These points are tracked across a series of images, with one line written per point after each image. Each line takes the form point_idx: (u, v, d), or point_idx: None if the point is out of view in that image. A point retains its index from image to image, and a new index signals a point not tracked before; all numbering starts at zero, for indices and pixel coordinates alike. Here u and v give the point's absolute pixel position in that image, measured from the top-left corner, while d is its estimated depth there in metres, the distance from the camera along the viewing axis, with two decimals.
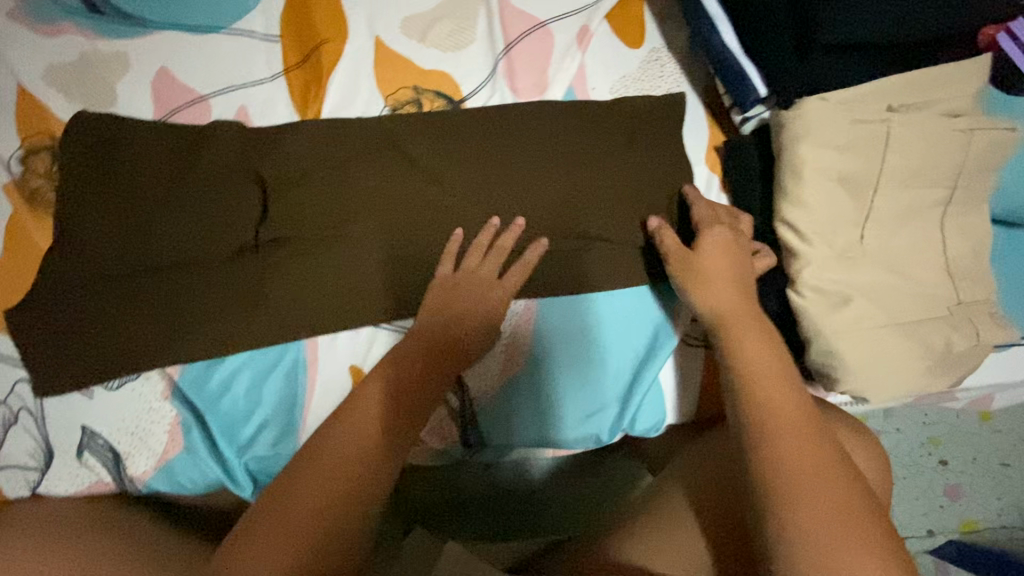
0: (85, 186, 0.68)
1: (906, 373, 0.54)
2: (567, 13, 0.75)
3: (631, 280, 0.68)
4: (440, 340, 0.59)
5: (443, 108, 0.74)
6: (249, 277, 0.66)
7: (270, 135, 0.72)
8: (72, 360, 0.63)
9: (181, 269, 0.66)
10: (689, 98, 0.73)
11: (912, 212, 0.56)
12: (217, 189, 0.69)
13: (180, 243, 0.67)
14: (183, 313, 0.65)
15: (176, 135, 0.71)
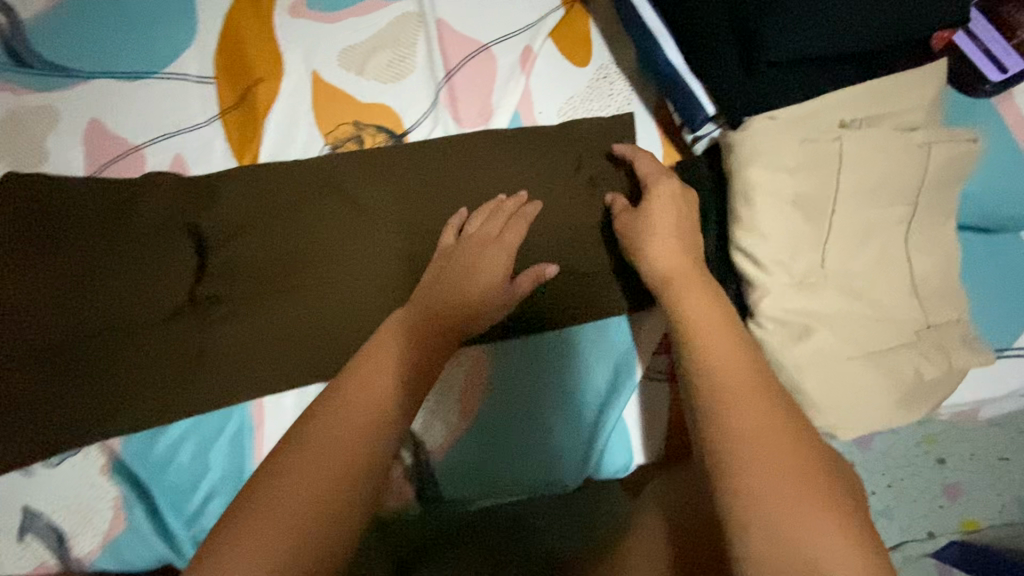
0: (12, 252, 0.65)
1: (876, 408, 0.50)
2: (509, 35, 0.73)
3: (590, 314, 0.65)
4: (443, 298, 0.54)
5: (386, 143, 0.71)
6: (189, 339, 0.63)
7: (203, 183, 0.68)
8: (5, 438, 0.60)
9: (116, 334, 0.63)
10: (641, 115, 0.70)
11: (874, 233, 0.53)
12: (151, 246, 0.65)
13: (113, 307, 0.63)
14: (122, 381, 0.62)
15: (107, 191, 0.68)
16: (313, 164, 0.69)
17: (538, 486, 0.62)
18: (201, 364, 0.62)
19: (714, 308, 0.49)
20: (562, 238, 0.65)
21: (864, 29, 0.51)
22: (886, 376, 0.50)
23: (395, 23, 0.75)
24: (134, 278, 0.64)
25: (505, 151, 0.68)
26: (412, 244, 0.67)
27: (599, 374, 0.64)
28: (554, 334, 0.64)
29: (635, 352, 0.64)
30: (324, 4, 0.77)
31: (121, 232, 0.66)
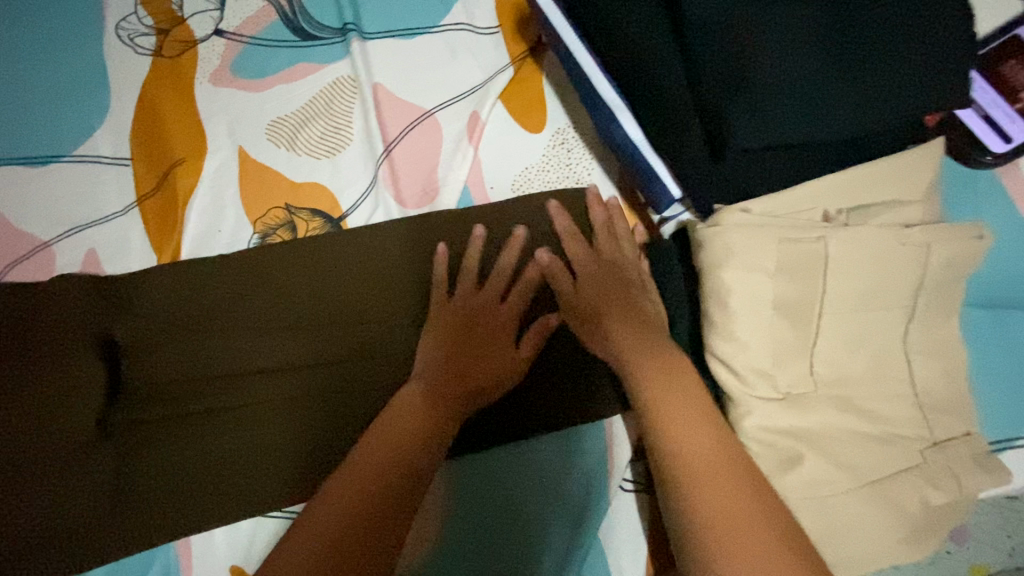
0: None
1: (879, 547, 0.44)
2: (454, 100, 0.65)
3: (558, 416, 0.58)
4: (451, 360, 0.55)
5: (323, 229, 0.64)
6: (104, 473, 0.56)
7: (120, 285, 0.61)
8: None
9: (19, 473, 0.55)
10: (604, 187, 0.63)
11: (868, 337, 0.46)
12: (57, 364, 0.57)
13: (13, 438, 0.55)
14: (28, 529, 0.54)
15: (6, 300, 0.59)
16: (243, 258, 0.61)
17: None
18: (118, 504, 0.55)
19: (694, 438, 0.42)
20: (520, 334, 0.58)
21: (847, 105, 0.45)
22: (890, 507, 0.44)
23: (329, 90, 0.67)
24: (39, 403, 0.56)
25: (456, 234, 0.61)
26: (356, 347, 0.60)
27: (570, 486, 0.57)
28: (521, 443, 0.58)
29: (608, 457, 0.58)
30: (249, 70, 0.69)
31: (22, 348, 0.58)
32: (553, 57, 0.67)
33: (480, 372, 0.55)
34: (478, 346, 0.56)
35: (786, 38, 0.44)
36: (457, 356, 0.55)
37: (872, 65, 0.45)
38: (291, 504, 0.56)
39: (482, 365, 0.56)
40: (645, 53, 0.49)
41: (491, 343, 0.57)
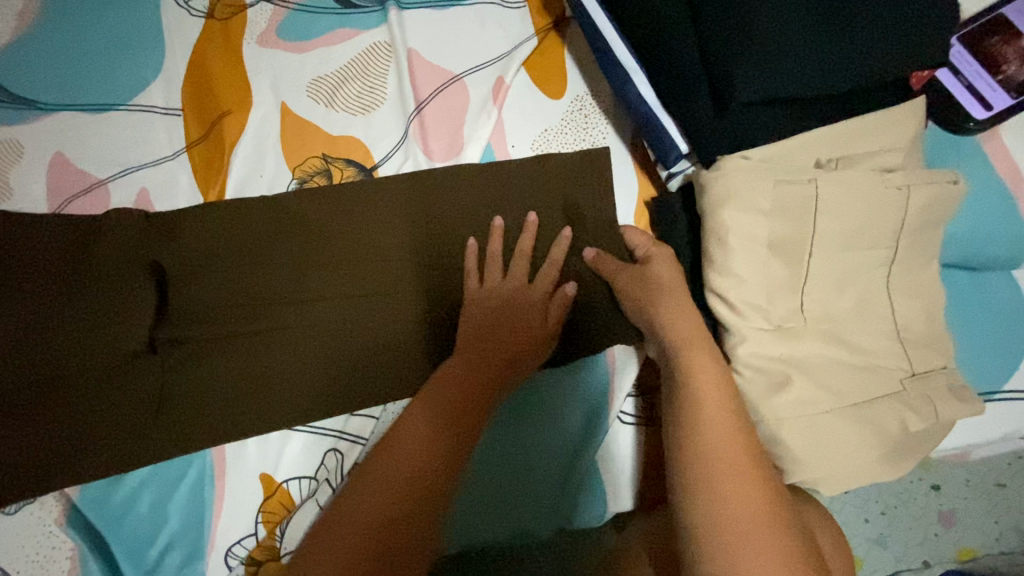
0: None
1: (857, 462, 0.49)
2: (481, 66, 0.71)
3: (567, 356, 0.63)
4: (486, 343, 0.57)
5: (356, 178, 0.69)
6: (148, 384, 0.61)
7: (170, 218, 0.66)
8: None
9: (75, 379, 0.60)
10: (617, 149, 0.67)
11: (850, 277, 0.51)
12: (111, 285, 0.63)
13: (70, 349, 0.61)
14: (79, 430, 0.59)
15: (69, 228, 0.65)
16: (281, 204, 0.66)
17: (509, 537, 0.60)
18: (160, 412, 0.60)
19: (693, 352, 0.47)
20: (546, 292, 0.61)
21: (837, 68, 0.50)
22: (867, 428, 0.49)
23: (366, 54, 0.73)
24: (93, 321, 0.62)
25: (479, 187, 0.66)
26: (382, 284, 0.65)
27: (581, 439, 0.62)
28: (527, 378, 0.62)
29: (608, 392, 0.63)
30: (293, 34, 0.75)
31: (79, 270, 0.64)
32: (574, 31, 0.72)
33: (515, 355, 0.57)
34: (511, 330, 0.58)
35: (785, 6, 0.50)
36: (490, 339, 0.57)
37: (862, 33, 0.50)
38: (318, 420, 0.61)
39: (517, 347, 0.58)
40: (659, 21, 0.55)
41: (517, 328, 0.59)
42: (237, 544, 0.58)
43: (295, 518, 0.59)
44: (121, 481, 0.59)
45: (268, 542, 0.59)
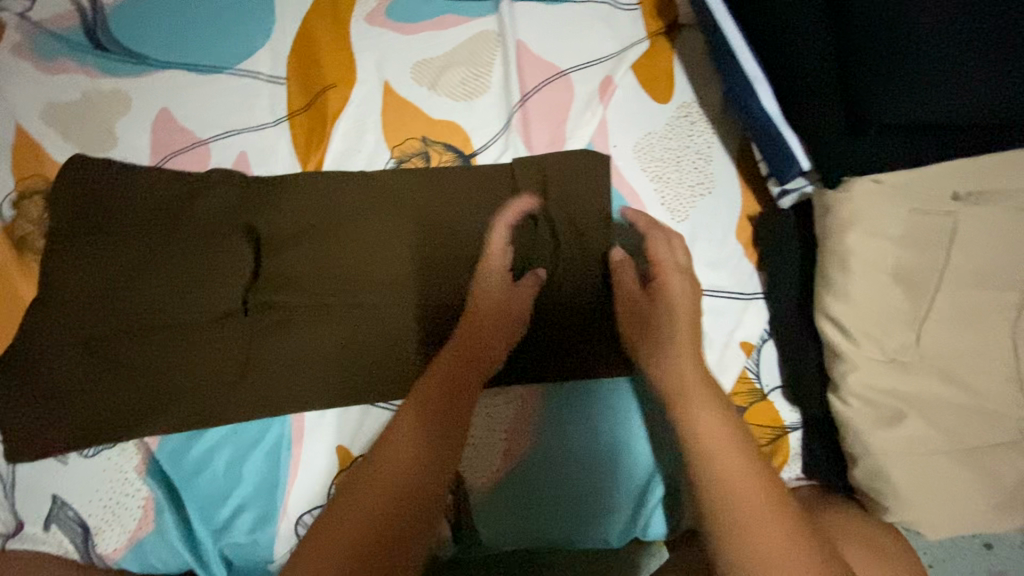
0: (77, 235, 0.63)
1: (965, 508, 0.48)
2: (589, 63, 0.70)
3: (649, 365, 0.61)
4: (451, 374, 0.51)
5: (453, 162, 0.69)
6: (236, 344, 0.61)
7: (269, 182, 0.66)
8: (47, 427, 0.59)
9: (168, 331, 0.61)
10: (722, 159, 0.66)
11: (973, 317, 0.49)
12: (208, 243, 0.63)
13: (164, 301, 0.61)
14: (167, 383, 0.60)
15: (172, 184, 0.66)
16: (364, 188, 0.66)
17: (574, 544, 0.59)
18: (245, 373, 0.60)
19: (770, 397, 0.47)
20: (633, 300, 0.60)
21: (983, 101, 0.48)
22: (980, 475, 0.47)
23: (473, 41, 0.73)
24: (186, 280, 0.62)
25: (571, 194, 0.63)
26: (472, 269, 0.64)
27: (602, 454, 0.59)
28: (614, 381, 0.61)
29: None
30: (403, 15, 0.76)
31: (178, 225, 0.64)
32: (686, 38, 0.71)
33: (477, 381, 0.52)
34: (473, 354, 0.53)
35: (933, 33, 0.48)
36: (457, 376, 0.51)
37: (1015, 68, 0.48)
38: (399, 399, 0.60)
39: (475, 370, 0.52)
40: (793, 38, 0.54)
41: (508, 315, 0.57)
42: (305, 514, 0.58)
43: None
44: (200, 439, 0.60)
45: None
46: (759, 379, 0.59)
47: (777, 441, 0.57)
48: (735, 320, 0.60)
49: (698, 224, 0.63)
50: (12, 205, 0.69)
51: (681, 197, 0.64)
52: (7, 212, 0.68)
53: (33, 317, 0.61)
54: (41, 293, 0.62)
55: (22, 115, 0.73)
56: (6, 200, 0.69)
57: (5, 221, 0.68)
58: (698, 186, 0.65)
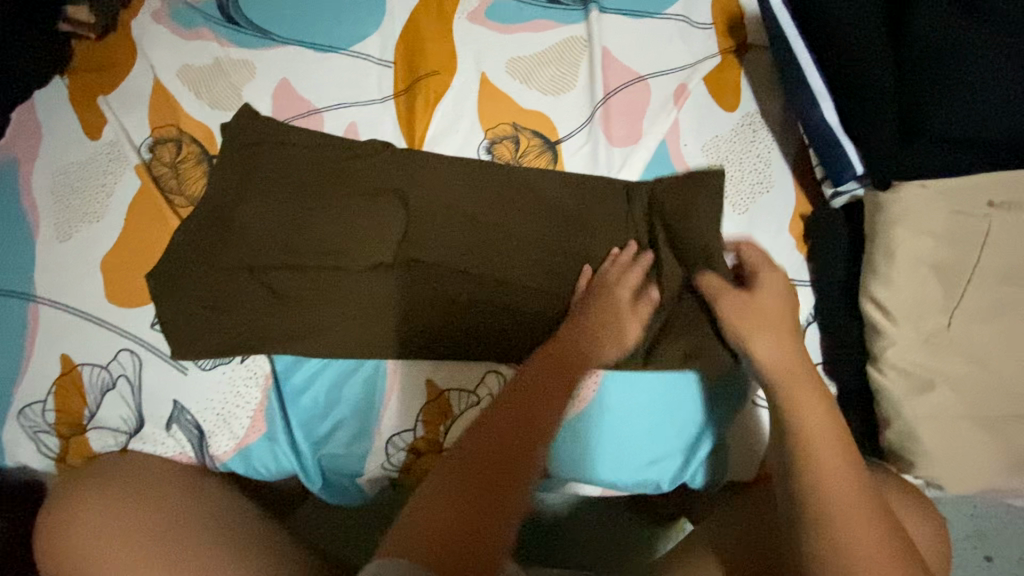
0: (254, 181, 0.73)
1: (976, 468, 0.57)
2: (666, 72, 0.79)
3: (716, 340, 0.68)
4: (500, 433, 0.48)
5: (540, 148, 0.77)
6: (386, 289, 0.69)
7: (418, 154, 0.75)
8: (206, 338, 0.68)
9: (329, 271, 0.70)
10: (779, 165, 0.74)
11: (996, 307, 0.58)
12: (369, 200, 0.72)
13: (329, 246, 0.70)
14: (323, 315, 0.68)
15: (334, 149, 0.75)
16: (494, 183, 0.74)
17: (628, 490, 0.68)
18: (392, 315, 0.69)
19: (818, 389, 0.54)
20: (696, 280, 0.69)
21: None
22: (992, 441, 0.56)
23: (563, 44, 0.82)
24: (346, 230, 0.71)
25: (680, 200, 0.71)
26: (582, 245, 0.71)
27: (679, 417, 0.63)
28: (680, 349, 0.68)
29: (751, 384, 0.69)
30: (500, 16, 0.85)
31: (341, 182, 0.73)
32: (753, 58, 0.80)
33: (534, 442, 0.48)
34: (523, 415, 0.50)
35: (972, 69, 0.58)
36: (504, 440, 0.47)
37: None
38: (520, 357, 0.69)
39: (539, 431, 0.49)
40: (858, 66, 0.64)
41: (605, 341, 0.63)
42: (396, 436, 0.67)
43: (453, 424, 0.68)
44: (333, 374, 0.68)
45: (430, 435, 0.67)
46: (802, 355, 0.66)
47: None
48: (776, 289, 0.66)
49: (755, 218, 0.72)
50: (149, 148, 0.78)
51: (743, 194, 0.73)
52: (145, 154, 0.77)
53: (206, 244, 0.71)
54: (216, 224, 0.71)
55: (160, 72, 0.82)
56: (143, 144, 0.78)
57: (144, 161, 0.77)
58: (757, 186, 0.73)
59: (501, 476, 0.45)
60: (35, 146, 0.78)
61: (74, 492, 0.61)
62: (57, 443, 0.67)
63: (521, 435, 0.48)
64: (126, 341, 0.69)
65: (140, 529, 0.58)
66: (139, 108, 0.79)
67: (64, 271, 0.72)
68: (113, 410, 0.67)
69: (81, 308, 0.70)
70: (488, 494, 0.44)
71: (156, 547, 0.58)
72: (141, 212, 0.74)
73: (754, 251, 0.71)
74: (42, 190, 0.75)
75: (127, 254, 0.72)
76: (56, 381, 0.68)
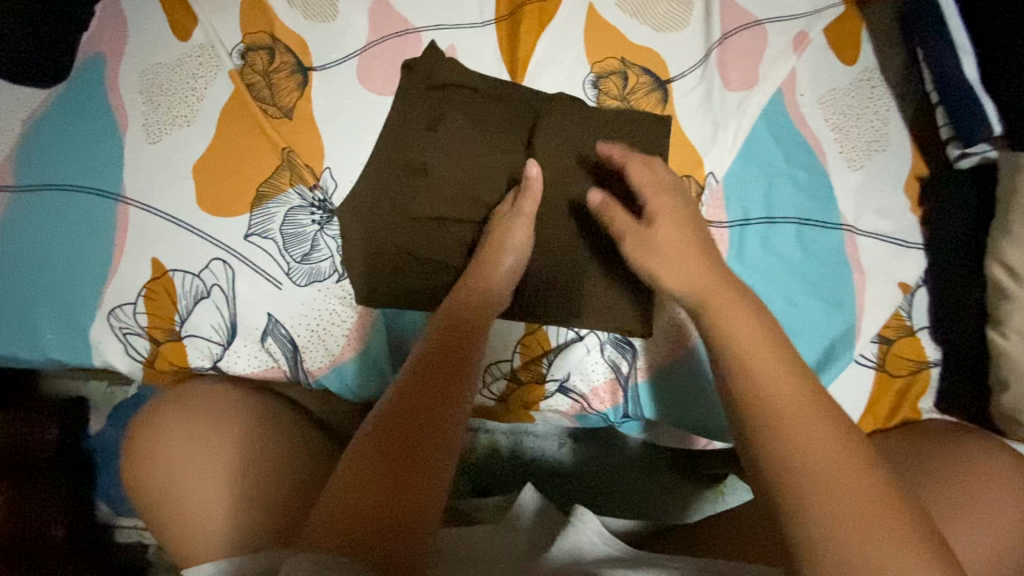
0: (395, 119, 0.71)
1: None
2: (787, 17, 0.75)
3: (821, 293, 0.66)
4: (411, 417, 0.46)
5: (649, 86, 0.74)
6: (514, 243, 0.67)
7: (552, 95, 0.72)
8: (315, 258, 0.67)
9: (466, 216, 0.68)
10: (897, 123, 0.71)
11: None
12: (503, 144, 0.70)
13: (467, 190, 0.68)
14: (460, 262, 0.68)
15: (477, 88, 0.72)
16: (606, 119, 0.71)
17: (709, 429, 0.64)
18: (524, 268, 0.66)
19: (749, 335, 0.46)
20: (797, 236, 0.68)
21: None
22: None
23: None
24: (484, 172, 0.69)
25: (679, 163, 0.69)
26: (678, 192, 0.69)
27: (803, 431, 0.39)
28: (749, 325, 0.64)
29: (860, 340, 0.65)
30: None
31: (478, 121, 0.71)
32: (878, 11, 0.76)
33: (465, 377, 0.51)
34: (436, 397, 0.48)
35: None
36: (440, 375, 0.50)
37: None
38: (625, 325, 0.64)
39: (468, 355, 0.52)
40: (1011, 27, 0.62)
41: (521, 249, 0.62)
42: (493, 364, 0.65)
43: (555, 356, 0.65)
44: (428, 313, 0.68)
45: (534, 368, 0.65)
46: (909, 318, 0.66)
47: (918, 372, 0.65)
48: (829, 216, 0.68)
49: (870, 176, 0.69)
50: (240, 55, 0.74)
51: (859, 149, 0.70)
52: (236, 60, 0.74)
53: (417, 192, 0.68)
54: (408, 172, 0.69)
55: None
56: (234, 50, 0.74)
57: (236, 67, 0.74)
58: (873, 143, 0.71)
59: (413, 469, 0.44)
60: (121, 42, 0.74)
61: (167, 408, 0.63)
62: (146, 347, 0.66)
63: (454, 358, 0.51)
64: (218, 251, 0.67)
65: (221, 459, 0.59)
66: (230, 11, 0.75)
67: (152, 174, 0.69)
68: (206, 319, 0.66)
69: (172, 214, 0.68)
70: (375, 537, 0.40)
71: (241, 473, 0.59)
72: (233, 123, 0.71)
73: (866, 211, 0.68)
74: (129, 89, 0.72)
75: (222, 165, 0.70)
76: (147, 284, 0.66)
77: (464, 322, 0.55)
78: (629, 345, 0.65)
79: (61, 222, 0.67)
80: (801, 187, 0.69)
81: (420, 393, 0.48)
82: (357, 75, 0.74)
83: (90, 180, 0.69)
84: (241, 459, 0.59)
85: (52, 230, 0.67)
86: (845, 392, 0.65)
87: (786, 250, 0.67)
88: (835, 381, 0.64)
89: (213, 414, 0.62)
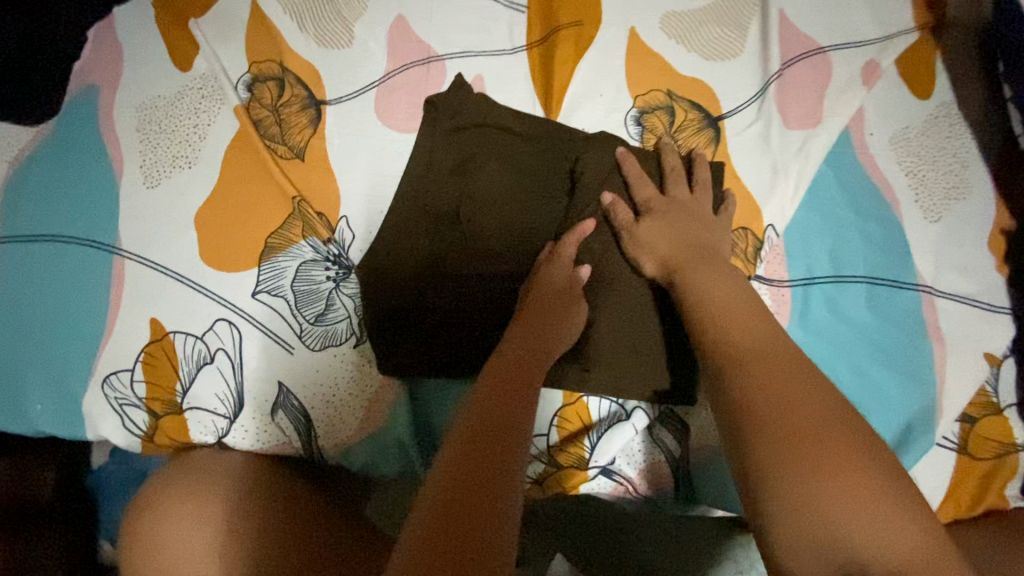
0: (417, 160, 0.64)
1: None
2: (852, 44, 0.67)
3: (897, 367, 0.59)
4: (490, 425, 0.43)
5: (699, 123, 0.66)
6: None
7: (592, 133, 0.65)
8: (330, 320, 0.61)
9: (499, 272, 0.61)
10: (979, 167, 0.64)
11: None
12: (539, 189, 0.63)
13: (499, 243, 0.62)
14: (491, 325, 0.61)
15: (510, 125, 0.65)
16: (653, 161, 0.64)
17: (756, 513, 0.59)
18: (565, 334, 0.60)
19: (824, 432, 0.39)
20: (868, 298, 0.60)
21: None
22: None
23: (730, 1, 0.70)
24: (518, 223, 0.62)
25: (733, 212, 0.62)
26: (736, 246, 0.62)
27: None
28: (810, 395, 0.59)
29: (938, 421, 0.58)
30: None
31: (512, 163, 0.63)
32: (954, 38, 0.68)
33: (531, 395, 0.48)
34: (509, 409, 0.45)
35: None
36: (511, 389, 0.47)
37: None
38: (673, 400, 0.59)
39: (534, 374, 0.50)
40: None
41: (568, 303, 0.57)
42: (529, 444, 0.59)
43: (599, 435, 0.59)
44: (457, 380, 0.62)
45: (575, 450, 0.59)
46: (996, 394, 0.59)
47: (1005, 455, 0.58)
48: (905, 275, 0.61)
49: (950, 229, 0.62)
50: (246, 86, 0.67)
51: (937, 198, 0.63)
52: (242, 93, 0.67)
53: (446, 244, 0.61)
54: (435, 220, 0.62)
55: None
56: (240, 81, 0.67)
57: (242, 101, 0.67)
58: (952, 190, 0.63)
59: (495, 474, 0.39)
60: (116, 72, 0.67)
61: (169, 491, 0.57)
62: (145, 419, 0.60)
63: (524, 375, 0.49)
64: (224, 312, 0.61)
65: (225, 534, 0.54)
66: (235, 38, 0.68)
67: (150, 224, 0.62)
68: (211, 388, 0.60)
69: (173, 268, 0.61)
70: (475, 537, 0.35)
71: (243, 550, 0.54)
72: (238, 165, 0.64)
73: (947, 268, 0.61)
74: (124, 126, 0.65)
75: (228, 214, 0.63)
76: (145, 349, 0.60)
77: (529, 343, 0.52)
78: (681, 424, 0.60)
79: (50, 278, 0.61)
80: (870, 241, 0.62)
81: (492, 404, 0.45)
82: (375, 110, 0.67)
83: (83, 230, 0.62)
84: (244, 541, 0.54)
85: (41, 287, 0.61)
86: (923, 481, 0.58)
87: (855, 315, 0.60)
88: (913, 467, 0.57)
89: (220, 489, 0.57)
